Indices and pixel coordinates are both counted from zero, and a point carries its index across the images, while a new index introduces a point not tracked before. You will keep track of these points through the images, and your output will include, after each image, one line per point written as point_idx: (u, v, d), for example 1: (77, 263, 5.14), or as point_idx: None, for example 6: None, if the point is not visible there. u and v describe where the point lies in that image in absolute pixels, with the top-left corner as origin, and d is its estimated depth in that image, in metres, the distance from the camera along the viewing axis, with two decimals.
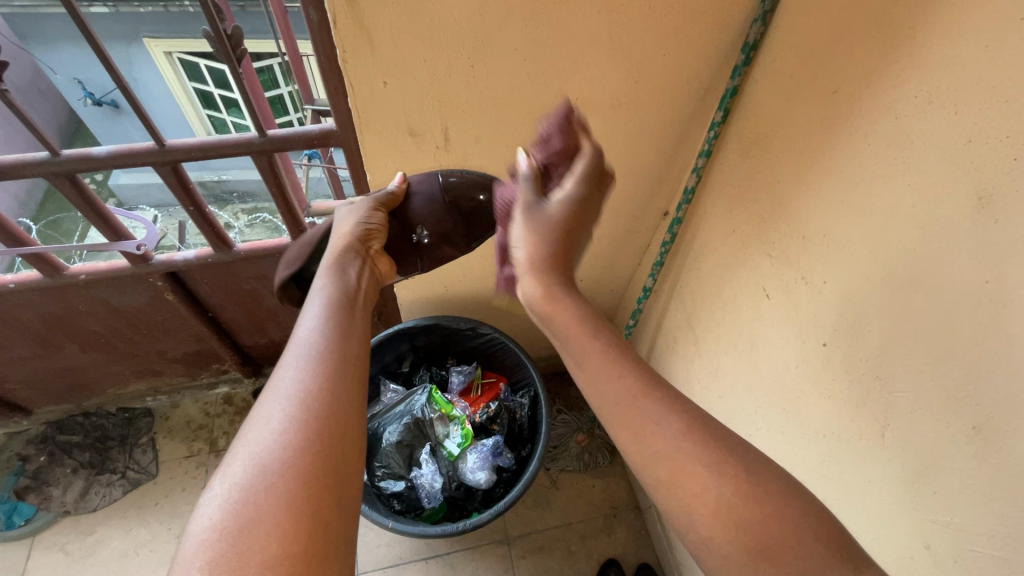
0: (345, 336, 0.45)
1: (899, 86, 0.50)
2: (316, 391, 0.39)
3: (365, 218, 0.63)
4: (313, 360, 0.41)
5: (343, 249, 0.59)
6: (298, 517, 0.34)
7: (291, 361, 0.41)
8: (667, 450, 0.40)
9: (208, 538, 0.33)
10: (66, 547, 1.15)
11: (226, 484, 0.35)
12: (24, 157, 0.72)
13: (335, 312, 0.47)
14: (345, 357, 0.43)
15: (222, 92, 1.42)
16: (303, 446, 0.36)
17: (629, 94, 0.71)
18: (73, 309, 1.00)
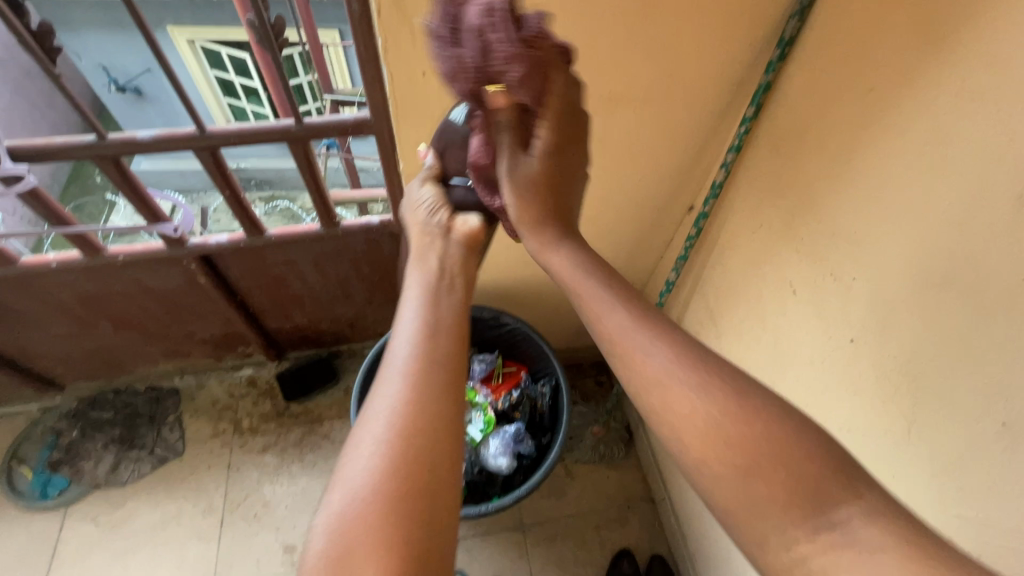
0: (436, 338, 0.44)
1: (940, 82, 0.50)
2: (411, 407, 0.40)
3: (426, 204, 0.61)
4: (410, 366, 0.42)
5: (421, 239, 0.57)
6: (395, 532, 0.36)
7: (392, 366, 0.43)
8: (689, 404, 0.40)
9: (319, 556, 0.36)
10: (97, 519, 1.20)
11: (333, 505, 0.37)
12: (72, 140, 0.74)
13: (427, 310, 0.47)
14: (440, 356, 0.43)
15: (242, 79, 1.41)
16: (398, 467, 0.38)
17: (662, 88, 0.72)
18: (109, 289, 1.03)
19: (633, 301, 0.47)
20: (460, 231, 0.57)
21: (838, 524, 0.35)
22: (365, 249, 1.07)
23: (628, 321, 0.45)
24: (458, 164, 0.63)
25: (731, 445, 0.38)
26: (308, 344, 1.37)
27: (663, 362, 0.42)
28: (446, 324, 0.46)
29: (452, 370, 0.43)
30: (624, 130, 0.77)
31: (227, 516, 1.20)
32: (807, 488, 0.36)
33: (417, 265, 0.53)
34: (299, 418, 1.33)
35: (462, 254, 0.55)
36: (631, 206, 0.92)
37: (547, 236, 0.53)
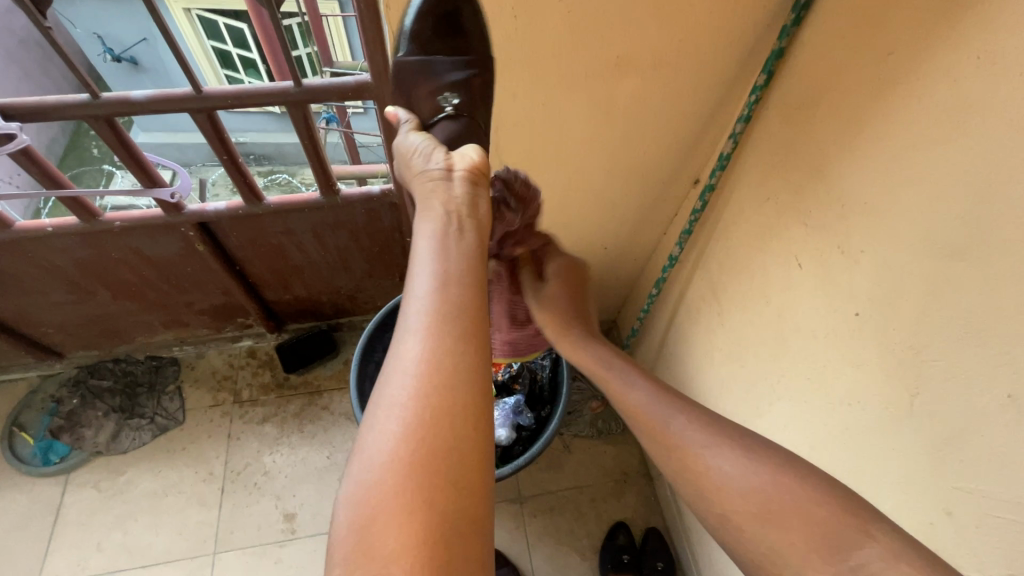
0: (451, 291, 0.45)
1: (960, 46, 0.48)
2: (434, 362, 0.41)
3: (419, 150, 0.58)
4: (426, 326, 0.43)
5: (422, 186, 0.55)
6: (424, 482, 0.38)
7: (408, 328, 0.43)
8: (712, 469, 0.51)
9: (352, 506, 0.38)
10: (99, 485, 1.21)
11: (363, 457, 0.39)
12: (64, 98, 0.72)
13: (440, 263, 0.47)
14: (456, 313, 0.44)
15: (240, 51, 1.29)
16: (423, 420, 0.39)
17: (672, 54, 0.70)
18: (107, 256, 1.02)
19: (655, 383, 0.62)
20: (463, 169, 0.56)
21: (857, 567, 0.41)
22: (365, 220, 1.06)
23: (642, 399, 0.60)
24: (429, 100, 0.67)
25: (748, 499, 0.48)
26: (308, 316, 1.37)
27: (680, 428, 0.55)
28: (459, 281, 0.46)
29: (470, 327, 0.44)
30: (631, 98, 0.75)
31: (228, 485, 1.22)
32: (822, 533, 0.43)
33: (425, 217, 0.52)
34: (299, 389, 1.34)
35: (470, 198, 0.54)
36: (636, 179, 0.91)
37: (581, 346, 0.72)
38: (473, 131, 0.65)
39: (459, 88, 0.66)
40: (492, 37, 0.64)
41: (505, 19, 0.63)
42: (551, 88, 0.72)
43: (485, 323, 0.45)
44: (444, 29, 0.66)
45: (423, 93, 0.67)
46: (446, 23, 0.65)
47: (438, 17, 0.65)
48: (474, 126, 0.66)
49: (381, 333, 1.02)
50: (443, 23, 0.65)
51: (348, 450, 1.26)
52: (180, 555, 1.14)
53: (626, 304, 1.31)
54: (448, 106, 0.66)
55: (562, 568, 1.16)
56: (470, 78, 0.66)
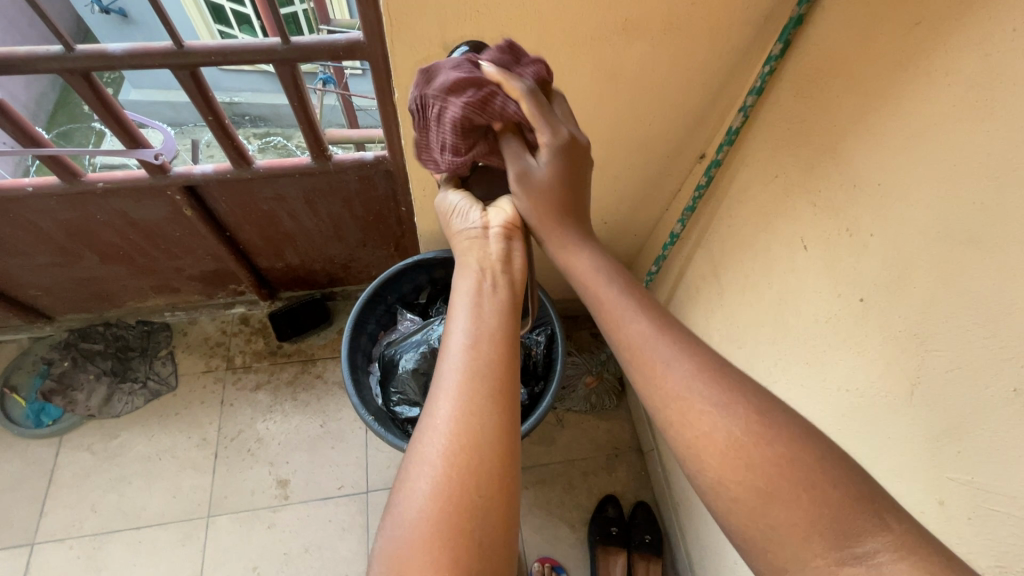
0: (485, 348, 0.45)
1: (996, 17, 0.44)
2: (466, 420, 0.41)
3: (457, 210, 0.59)
4: (459, 385, 0.43)
5: (459, 244, 0.57)
6: (455, 542, 0.37)
7: (440, 387, 0.43)
8: (710, 424, 0.38)
9: (383, 562, 0.38)
10: (92, 447, 1.21)
11: (399, 515, 0.39)
12: (37, 50, 0.68)
13: (477, 320, 0.47)
14: (486, 372, 0.44)
15: (235, 7, 1.17)
16: (454, 479, 0.39)
17: (684, 18, 0.66)
18: (92, 219, 0.99)
19: (656, 316, 0.45)
20: (500, 225, 0.57)
21: (864, 556, 0.33)
22: (359, 187, 1.03)
23: (642, 330, 0.44)
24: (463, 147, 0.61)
25: (750, 470, 0.36)
26: (301, 284, 1.35)
27: (683, 378, 0.40)
28: (491, 337, 0.46)
29: (500, 387, 0.43)
30: (639, 64, 0.71)
31: (221, 450, 1.22)
32: (831, 518, 0.34)
33: (460, 276, 0.52)
34: (292, 357, 1.33)
35: (504, 254, 0.55)
36: (639, 151, 0.88)
37: (574, 246, 0.51)
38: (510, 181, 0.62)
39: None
40: None
41: None
42: (555, 53, 0.68)
43: (516, 381, 0.45)
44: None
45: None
46: None
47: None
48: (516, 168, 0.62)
49: (374, 305, 1.00)
50: None
51: (340, 419, 1.26)
52: (174, 518, 1.15)
53: None
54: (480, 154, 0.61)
55: (551, 537, 1.18)
56: None
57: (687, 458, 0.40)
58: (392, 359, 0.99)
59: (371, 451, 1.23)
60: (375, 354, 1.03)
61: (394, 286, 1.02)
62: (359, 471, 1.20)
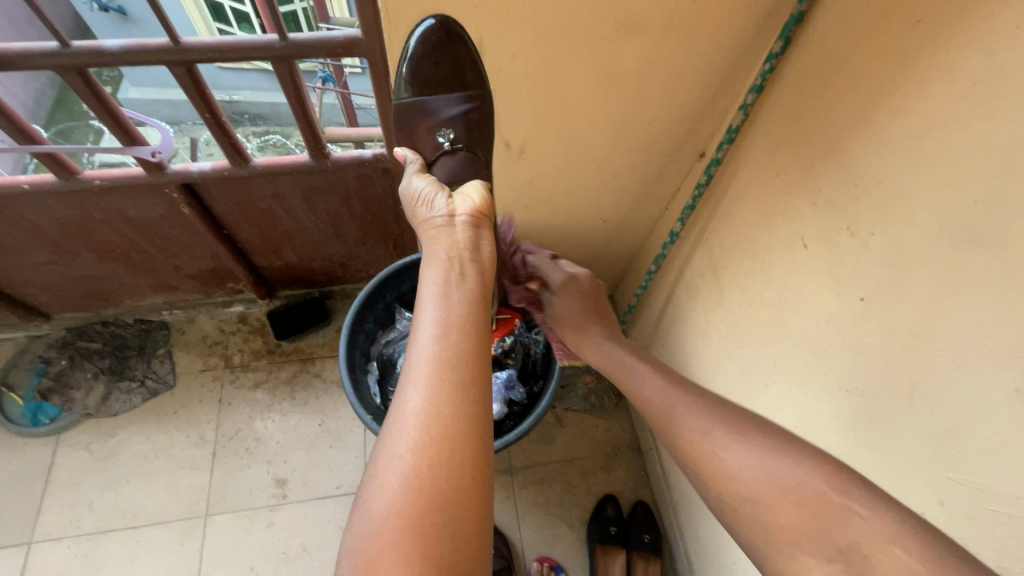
0: (453, 339, 0.46)
1: (999, 13, 0.44)
2: (435, 410, 0.43)
3: (424, 196, 0.61)
4: (427, 376, 0.44)
5: (426, 233, 0.57)
6: (427, 528, 0.39)
7: (410, 377, 0.45)
8: (722, 455, 0.53)
9: (358, 548, 0.39)
10: (90, 446, 1.21)
11: (371, 503, 0.40)
12: (33, 46, 0.68)
13: (445, 311, 0.48)
14: (455, 362, 0.45)
15: (233, 5, 1.16)
16: (425, 467, 0.41)
17: (684, 16, 0.65)
18: (89, 216, 0.99)
19: (666, 381, 0.66)
20: (466, 213, 0.58)
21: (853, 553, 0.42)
22: (356, 185, 1.02)
23: (658, 389, 0.65)
24: (431, 138, 0.75)
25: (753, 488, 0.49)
26: (299, 283, 1.35)
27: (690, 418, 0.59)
28: (461, 327, 0.47)
29: (468, 376, 0.45)
30: (639, 63, 0.71)
31: (220, 449, 1.22)
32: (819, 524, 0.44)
33: (429, 266, 0.53)
34: (291, 356, 1.33)
35: (471, 242, 0.56)
36: (639, 150, 0.87)
37: (595, 343, 0.81)
38: (468, 166, 0.74)
39: (455, 125, 0.74)
40: None
41: None
42: (554, 51, 0.68)
43: (484, 370, 0.46)
44: (440, 62, 0.70)
45: (426, 128, 0.76)
46: (442, 52, 0.68)
47: (433, 47, 0.68)
48: (470, 161, 0.74)
49: (372, 303, 0.99)
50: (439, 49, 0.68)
51: (339, 419, 1.26)
52: (172, 517, 1.15)
53: (624, 280, 1.29)
54: (446, 142, 0.74)
55: (550, 537, 1.18)
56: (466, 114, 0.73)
57: (705, 486, 0.54)
58: (391, 358, 1.03)
59: (370, 450, 1.22)
60: (373, 353, 1.02)
61: (392, 285, 1.01)
62: (358, 470, 1.20)
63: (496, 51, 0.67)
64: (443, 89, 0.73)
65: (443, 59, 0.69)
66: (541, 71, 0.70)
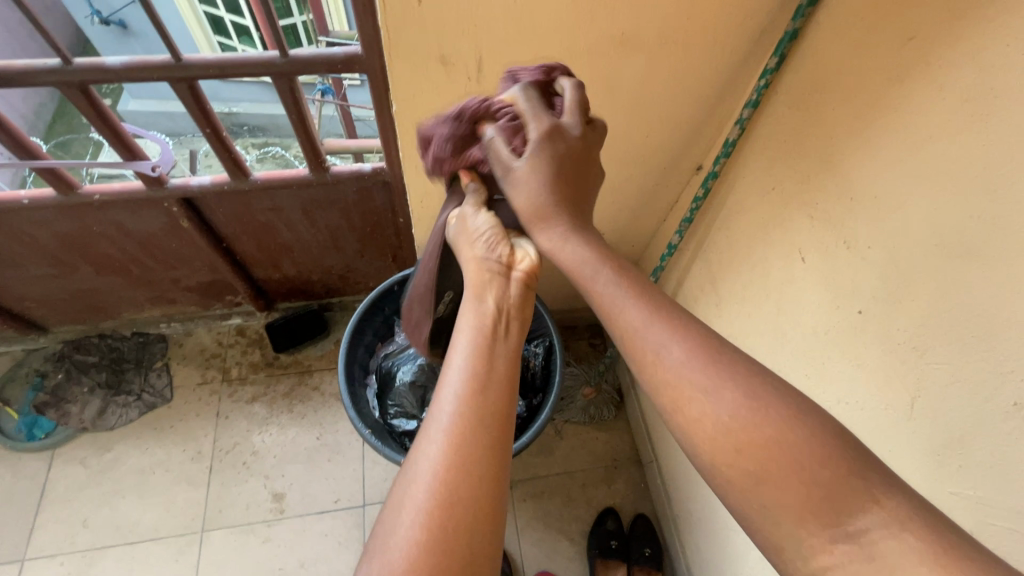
0: (485, 393, 0.42)
1: (989, 34, 0.45)
2: (456, 473, 0.38)
3: (483, 237, 0.56)
4: (451, 434, 0.40)
5: (478, 274, 0.54)
6: None
7: (431, 431, 0.40)
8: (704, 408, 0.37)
9: None
10: (85, 461, 1.20)
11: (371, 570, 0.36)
12: (35, 63, 0.68)
13: (478, 361, 0.44)
14: (485, 422, 0.41)
15: (233, 17, 1.15)
16: (437, 540, 0.36)
17: (679, 33, 0.66)
18: (88, 230, 0.99)
19: (657, 299, 0.43)
20: (523, 270, 0.54)
21: (857, 534, 0.32)
22: (356, 198, 1.03)
23: (645, 315, 0.42)
24: None
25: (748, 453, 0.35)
26: (298, 295, 1.35)
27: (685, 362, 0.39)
28: (498, 384, 0.43)
29: (498, 437, 0.41)
30: (636, 78, 0.72)
31: (217, 463, 1.21)
32: (821, 495, 0.33)
33: (469, 309, 0.49)
34: (288, 369, 1.32)
35: (521, 298, 0.52)
36: (637, 162, 0.88)
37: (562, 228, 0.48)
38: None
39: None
40: (490, 9, 0.60)
41: None
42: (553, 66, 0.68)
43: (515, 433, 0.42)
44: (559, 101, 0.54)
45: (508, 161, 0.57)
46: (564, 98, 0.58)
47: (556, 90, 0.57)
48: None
49: (371, 316, 0.99)
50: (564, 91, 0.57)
51: (337, 432, 1.25)
52: (168, 533, 1.13)
53: None
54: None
55: (550, 551, 1.17)
56: None
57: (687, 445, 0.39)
58: (389, 372, 1.01)
59: (367, 463, 1.21)
60: (372, 367, 1.02)
61: (391, 298, 1.01)
62: (356, 484, 1.19)
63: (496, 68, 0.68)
64: None
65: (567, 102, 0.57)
66: None
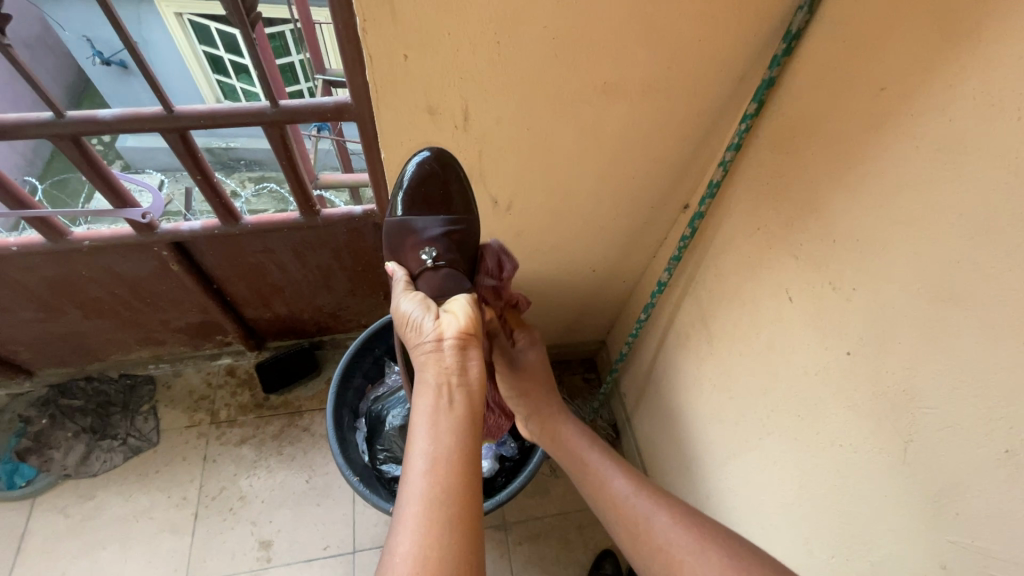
0: (440, 472, 0.50)
1: (957, 86, 0.47)
2: (424, 555, 0.46)
3: (411, 321, 0.63)
4: (417, 519, 0.48)
5: (417, 358, 0.60)
6: None
7: (399, 520, 0.48)
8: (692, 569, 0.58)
9: None
10: (66, 510, 1.16)
11: None
12: (28, 116, 0.70)
13: (433, 441, 0.52)
14: (443, 500, 0.49)
15: (233, 57, 1.13)
16: None
17: (661, 81, 0.68)
18: (76, 275, 0.99)
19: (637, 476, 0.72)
20: (452, 335, 0.61)
21: None
22: (347, 239, 1.03)
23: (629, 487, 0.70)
24: (416, 253, 0.73)
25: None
26: (290, 334, 1.34)
27: (665, 526, 0.63)
28: (448, 464, 0.51)
29: (460, 511, 0.49)
30: (619, 124, 0.74)
31: (203, 510, 1.17)
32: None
33: (419, 391, 0.56)
34: (278, 410, 1.30)
35: (460, 367, 0.59)
36: (625, 202, 0.89)
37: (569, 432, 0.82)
38: (454, 282, 0.72)
39: (438, 244, 0.73)
40: (477, 62, 0.62)
41: (489, 44, 0.60)
42: (538, 113, 0.70)
43: (470, 504, 0.50)
44: (437, 187, 0.73)
45: (409, 246, 0.74)
46: (433, 181, 0.73)
47: (427, 176, 0.72)
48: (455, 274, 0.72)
49: (361, 358, 0.98)
50: (430, 176, 0.73)
51: (327, 474, 1.22)
52: None
53: (615, 326, 1.28)
54: (429, 261, 0.72)
55: None
56: (450, 235, 0.74)
57: None
58: (379, 415, 0.99)
59: (359, 507, 1.18)
60: (361, 410, 1.00)
61: (382, 338, 1.00)
62: (346, 529, 1.16)
63: (482, 114, 0.69)
64: (429, 211, 0.74)
65: (438, 183, 0.73)
66: (525, 133, 0.73)
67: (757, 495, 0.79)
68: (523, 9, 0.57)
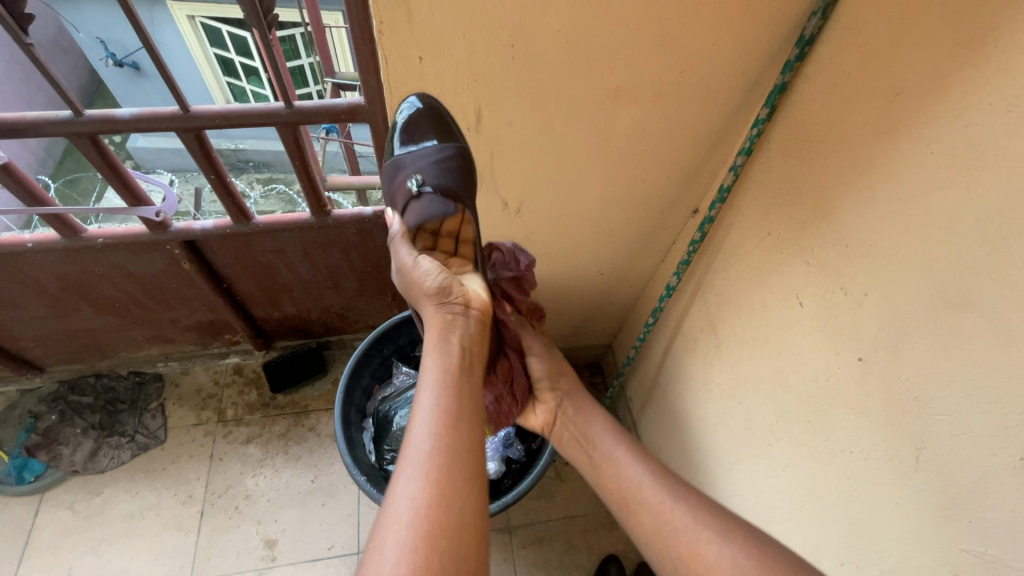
0: (452, 423, 0.54)
1: (972, 93, 0.47)
2: (435, 495, 0.49)
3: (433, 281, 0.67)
4: (427, 464, 0.51)
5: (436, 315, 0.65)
6: None
7: (409, 464, 0.51)
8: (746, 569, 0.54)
9: None
10: (74, 506, 1.17)
11: None
12: (47, 114, 0.71)
13: (443, 397, 0.56)
14: (453, 450, 0.52)
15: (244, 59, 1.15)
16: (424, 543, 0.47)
17: (673, 85, 0.68)
18: (90, 272, 1.00)
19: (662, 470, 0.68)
20: (477, 308, 0.68)
21: None
22: (357, 239, 1.04)
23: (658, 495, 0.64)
24: (408, 191, 0.76)
25: None
26: (297, 334, 1.34)
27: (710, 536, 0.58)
28: (458, 418, 0.55)
29: (468, 460, 0.52)
30: (630, 128, 0.74)
31: (208, 509, 1.17)
32: None
33: (432, 349, 0.61)
34: (284, 410, 1.30)
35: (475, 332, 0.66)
36: (634, 206, 0.89)
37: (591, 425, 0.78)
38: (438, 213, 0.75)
39: (427, 171, 0.74)
40: (490, 65, 0.62)
41: (503, 47, 0.61)
42: (550, 117, 0.70)
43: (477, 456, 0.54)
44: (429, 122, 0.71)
45: (399, 184, 0.77)
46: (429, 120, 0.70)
47: (422, 116, 0.70)
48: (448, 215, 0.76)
49: (369, 358, 0.99)
50: (423, 119, 0.70)
51: (333, 475, 1.22)
52: None
53: (621, 331, 1.28)
54: (414, 187, 0.75)
55: None
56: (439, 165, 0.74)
57: None
58: (386, 416, 0.99)
59: (364, 508, 1.18)
60: (369, 410, 1.01)
61: (390, 339, 1.01)
62: (350, 530, 1.16)
63: (494, 117, 0.70)
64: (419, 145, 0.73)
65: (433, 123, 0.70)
66: (537, 136, 0.73)
67: (766, 501, 0.78)
68: (536, 13, 0.57)
